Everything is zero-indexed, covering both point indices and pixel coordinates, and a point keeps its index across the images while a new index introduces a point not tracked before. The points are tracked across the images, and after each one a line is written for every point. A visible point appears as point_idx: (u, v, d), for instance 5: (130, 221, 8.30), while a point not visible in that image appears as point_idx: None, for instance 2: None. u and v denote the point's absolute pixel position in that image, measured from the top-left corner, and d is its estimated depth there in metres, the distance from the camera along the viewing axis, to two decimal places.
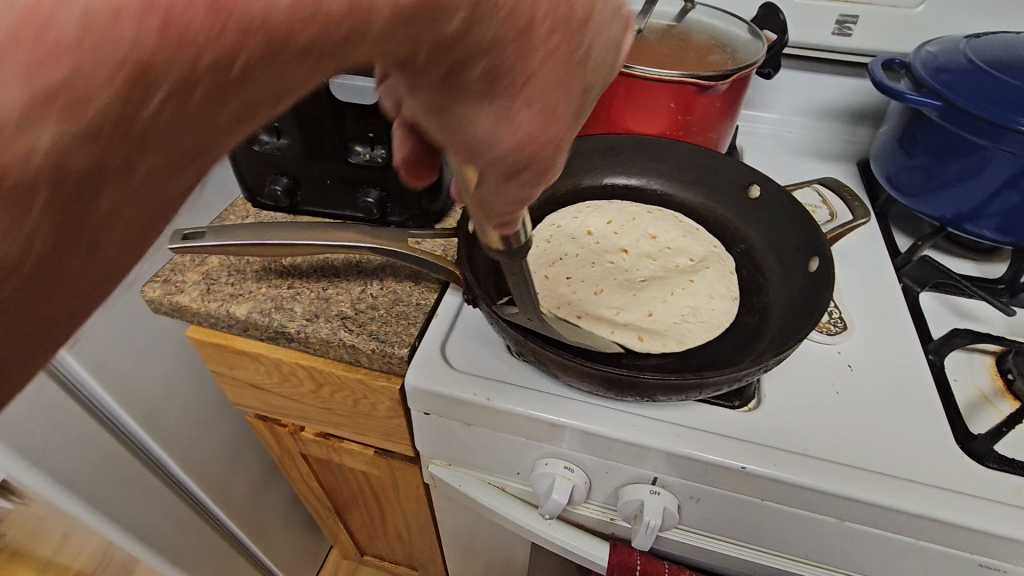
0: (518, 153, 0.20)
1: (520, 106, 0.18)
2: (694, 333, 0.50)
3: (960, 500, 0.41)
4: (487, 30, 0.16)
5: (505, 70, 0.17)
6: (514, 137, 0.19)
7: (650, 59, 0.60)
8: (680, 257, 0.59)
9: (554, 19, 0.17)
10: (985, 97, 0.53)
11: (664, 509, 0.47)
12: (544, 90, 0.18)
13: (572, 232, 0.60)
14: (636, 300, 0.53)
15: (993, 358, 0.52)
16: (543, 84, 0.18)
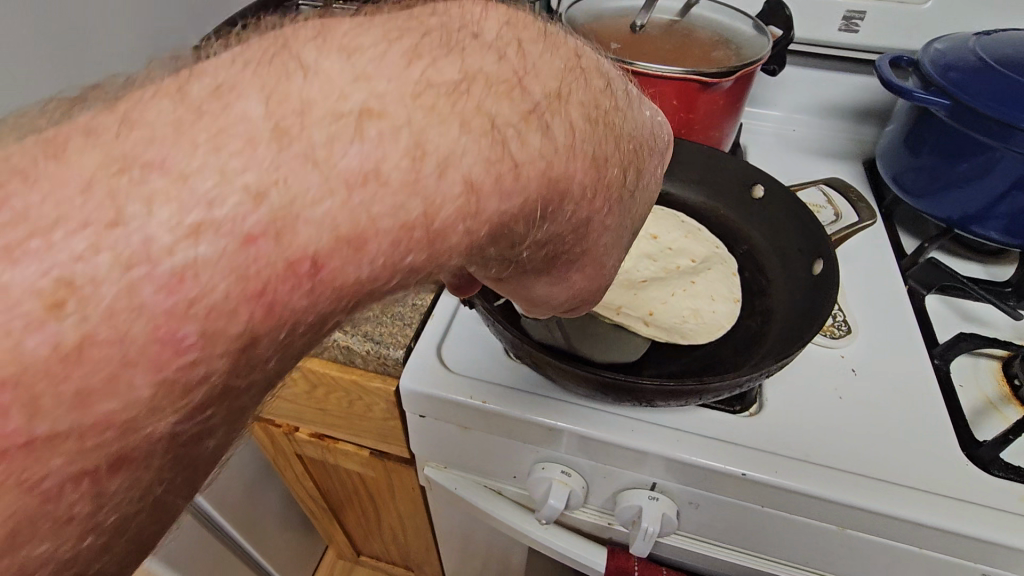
0: (585, 282, 0.29)
1: (587, 259, 0.28)
2: (696, 332, 0.50)
3: (966, 509, 0.40)
4: (560, 235, 0.25)
5: (569, 247, 0.26)
6: (584, 277, 0.29)
7: (652, 55, 0.59)
8: (681, 258, 0.59)
9: (608, 203, 0.25)
10: (993, 96, 0.52)
11: (663, 515, 0.46)
12: (603, 247, 0.28)
13: None
14: (636, 299, 0.52)
15: (1000, 362, 0.51)
16: (604, 246, 0.28)
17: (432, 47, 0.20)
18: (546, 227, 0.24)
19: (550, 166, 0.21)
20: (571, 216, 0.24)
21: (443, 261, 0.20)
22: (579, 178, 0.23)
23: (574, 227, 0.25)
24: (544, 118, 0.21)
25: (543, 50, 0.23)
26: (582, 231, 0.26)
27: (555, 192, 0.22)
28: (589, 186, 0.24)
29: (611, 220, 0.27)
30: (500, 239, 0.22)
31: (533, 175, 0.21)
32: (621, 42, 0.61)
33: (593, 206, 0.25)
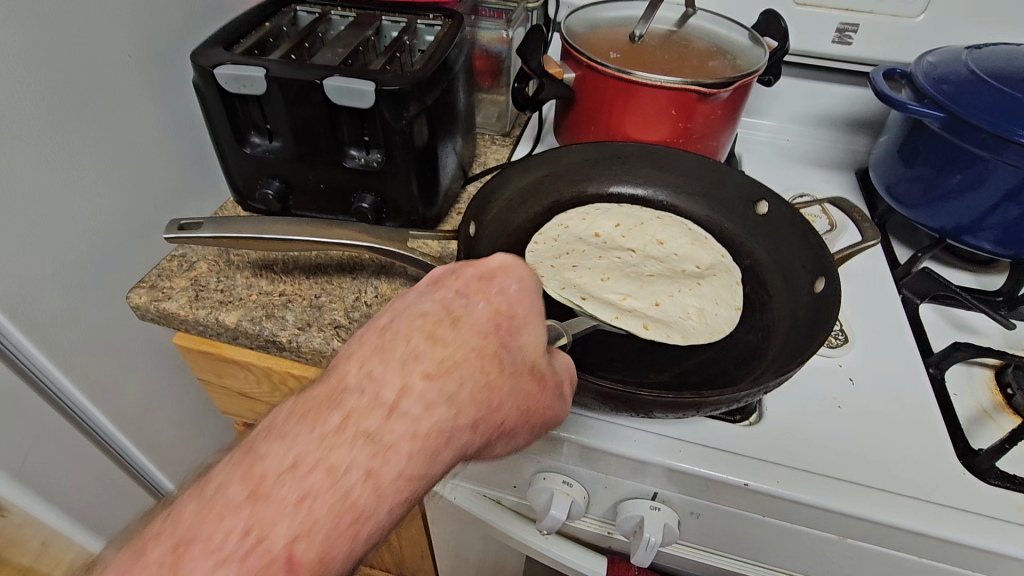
0: (559, 417, 0.36)
1: (547, 416, 0.35)
2: (698, 329, 0.51)
3: (963, 517, 0.41)
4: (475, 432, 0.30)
5: (524, 424, 0.34)
6: (550, 421, 0.36)
7: (652, 65, 0.60)
8: (686, 264, 0.59)
9: (497, 391, 0.31)
10: (987, 109, 0.53)
11: (665, 526, 0.45)
12: (546, 402, 0.34)
13: (580, 233, 0.61)
14: (642, 291, 0.55)
15: (992, 372, 0.52)
16: (539, 403, 0.34)
17: (320, 404, 0.28)
18: (490, 438, 0.32)
19: (452, 441, 0.29)
20: (495, 436, 0.32)
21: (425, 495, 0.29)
22: (480, 422, 0.30)
23: (515, 422, 0.33)
24: (435, 431, 0.28)
25: (385, 348, 0.29)
26: (526, 414, 0.33)
27: (462, 439, 0.29)
28: (497, 414, 0.31)
29: (528, 386, 0.33)
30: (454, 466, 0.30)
31: (437, 446, 0.28)
32: (619, 52, 0.61)
33: (508, 413, 0.32)
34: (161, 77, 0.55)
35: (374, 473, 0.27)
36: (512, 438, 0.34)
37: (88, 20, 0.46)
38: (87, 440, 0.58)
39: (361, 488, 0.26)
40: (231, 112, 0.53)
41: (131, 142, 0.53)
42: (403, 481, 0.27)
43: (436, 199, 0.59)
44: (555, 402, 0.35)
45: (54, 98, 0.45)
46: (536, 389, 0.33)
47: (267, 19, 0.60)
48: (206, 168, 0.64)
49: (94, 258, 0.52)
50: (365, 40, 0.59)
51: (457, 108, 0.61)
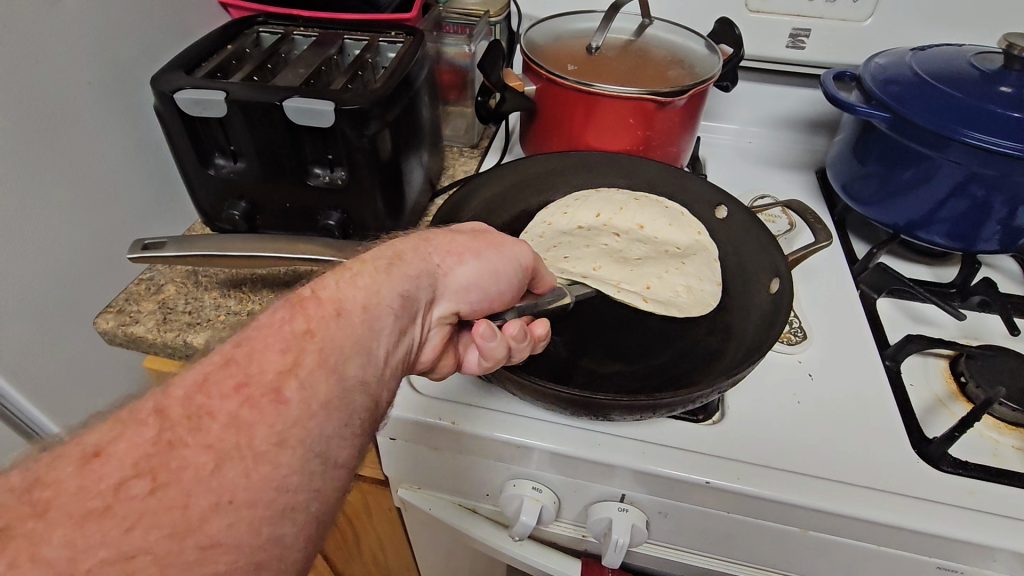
0: (494, 246, 0.40)
1: (476, 246, 0.40)
2: (688, 305, 0.54)
3: (916, 504, 0.42)
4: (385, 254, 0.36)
5: (450, 250, 0.38)
6: (487, 249, 0.40)
7: (609, 75, 0.61)
8: (668, 244, 0.61)
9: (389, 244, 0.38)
10: (930, 109, 0.55)
11: (632, 526, 0.47)
12: (457, 236, 0.40)
13: (564, 228, 0.61)
14: (633, 275, 0.57)
15: (946, 361, 0.54)
16: (454, 239, 0.39)
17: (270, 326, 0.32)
18: (419, 256, 0.37)
19: (366, 261, 0.35)
20: (422, 258, 0.37)
21: (383, 291, 0.34)
22: (390, 255, 0.36)
23: (442, 252, 0.38)
24: (355, 270, 0.34)
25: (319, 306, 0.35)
26: (442, 241, 0.39)
27: (383, 258, 0.35)
28: (403, 248, 0.37)
29: (415, 235, 0.39)
30: (404, 275, 0.35)
31: (354, 267, 0.34)
32: (578, 64, 0.63)
33: (415, 245, 0.38)
34: (122, 102, 0.56)
35: (320, 289, 0.32)
36: (456, 265, 0.38)
37: (43, 49, 0.47)
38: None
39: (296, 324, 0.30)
40: (194, 136, 0.54)
41: (93, 168, 0.53)
42: (353, 288, 0.33)
43: (403, 212, 0.60)
44: (459, 235, 0.40)
45: (11, 127, 0.45)
46: (430, 237, 0.39)
47: (229, 41, 0.60)
48: (173, 190, 0.64)
49: (61, 284, 0.52)
50: (327, 59, 0.60)
51: (422, 123, 0.62)
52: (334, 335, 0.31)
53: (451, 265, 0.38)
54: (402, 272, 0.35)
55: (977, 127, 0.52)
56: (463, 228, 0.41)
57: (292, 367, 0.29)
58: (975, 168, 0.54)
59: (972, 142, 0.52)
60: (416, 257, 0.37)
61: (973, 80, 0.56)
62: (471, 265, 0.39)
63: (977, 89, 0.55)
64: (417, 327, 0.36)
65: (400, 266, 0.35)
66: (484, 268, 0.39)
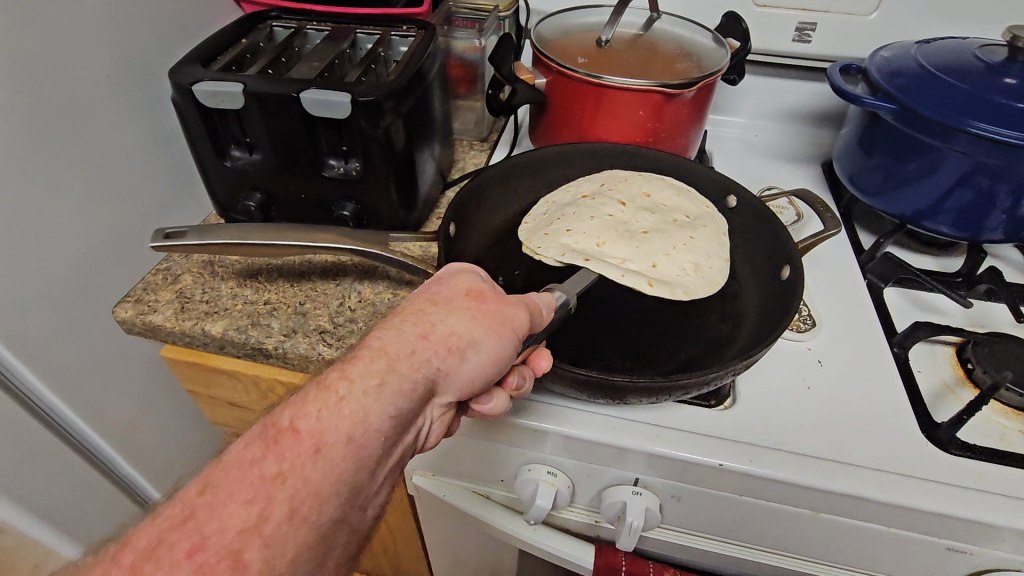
0: (497, 329, 0.35)
1: (478, 330, 0.34)
2: (696, 285, 0.55)
3: (926, 486, 0.43)
4: (368, 359, 0.31)
5: (447, 335, 0.33)
6: (488, 335, 0.34)
7: (618, 68, 0.62)
8: (676, 214, 0.61)
9: (376, 337, 0.32)
10: (936, 100, 0.55)
11: (647, 509, 0.47)
12: (454, 315, 0.34)
13: (566, 204, 0.62)
14: (641, 252, 0.57)
15: (953, 348, 0.55)
16: (453, 324, 0.34)
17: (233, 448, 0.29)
18: (412, 352, 0.32)
19: (353, 378, 0.30)
20: (416, 358, 0.32)
21: (372, 420, 0.30)
22: (377, 363, 0.31)
23: (438, 344, 0.33)
24: (334, 383, 0.30)
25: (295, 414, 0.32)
26: (438, 325, 0.34)
27: (373, 369, 0.31)
28: (393, 351, 0.32)
29: (407, 320, 0.33)
30: (394, 389, 0.31)
31: (337, 386, 0.30)
32: (587, 57, 0.63)
33: (408, 338, 0.32)
34: (140, 96, 0.56)
35: (300, 418, 0.29)
36: (457, 361, 0.33)
37: (63, 43, 0.47)
38: (77, 455, 0.59)
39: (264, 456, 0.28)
40: (211, 128, 0.55)
41: (112, 161, 0.54)
42: (337, 416, 0.29)
43: (416, 204, 0.61)
44: (459, 319, 0.34)
45: (32, 120, 0.46)
46: (425, 321, 0.33)
47: (244, 35, 0.61)
48: (189, 183, 0.65)
49: (79, 276, 0.53)
50: (340, 53, 0.60)
51: (434, 117, 0.63)
52: (315, 482, 0.28)
53: (448, 359, 0.33)
54: (393, 387, 0.31)
55: (983, 117, 0.52)
56: (461, 301, 0.35)
57: (256, 518, 0.26)
58: (981, 158, 0.55)
59: (978, 132, 0.52)
60: (409, 359, 0.32)
61: (977, 72, 0.57)
62: (472, 360, 0.34)
63: (982, 81, 0.56)
64: (414, 428, 0.33)
65: (391, 372, 0.31)
66: (485, 361, 0.34)
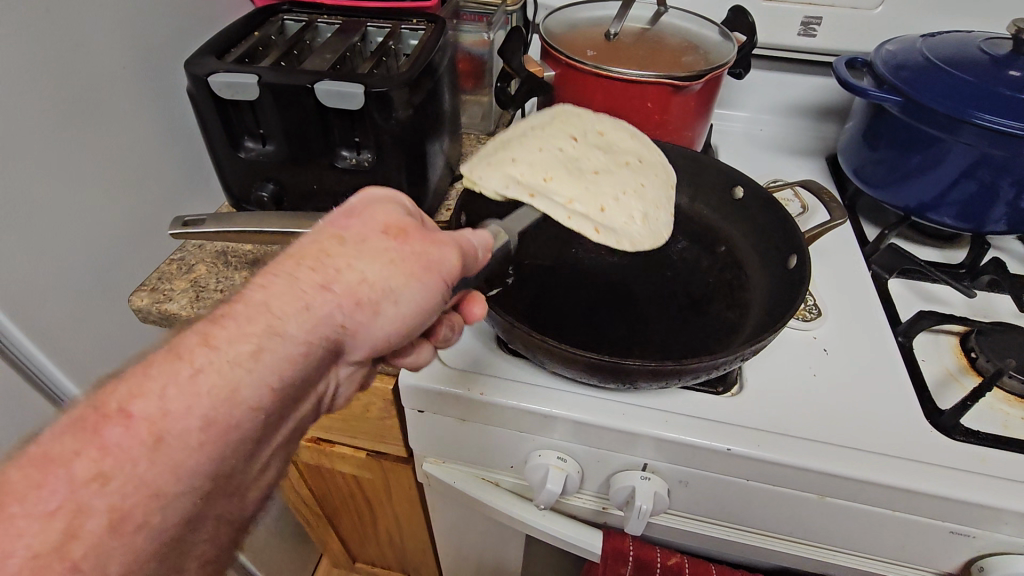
0: (416, 276, 0.33)
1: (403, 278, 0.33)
2: (640, 235, 0.52)
3: (929, 470, 0.44)
4: (252, 329, 0.29)
5: (361, 283, 0.32)
6: (410, 285, 0.33)
7: (627, 61, 0.63)
8: (628, 155, 0.57)
9: (263, 298, 0.30)
10: (941, 93, 0.56)
11: (655, 494, 0.48)
12: (368, 260, 0.32)
13: (511, 139, 0.57)
14: (590, 190, 0.52)
15: (957, 338, 0.55)
16: (367, 277, 0.32)
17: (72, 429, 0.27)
18: (319, 304, 0.31)
19: (216, 345, 0.29)
20: (317, 306, 0.31)
21: (269, 366, 0.30)
22: (264, 329, 0.30)
23: (347, 293, 0.31)
24: (202, 356, 0.28)
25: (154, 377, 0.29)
26: (357, 271, 0.32)
27: (269, 316, 0.30)
28: (296, 307, 0.30)
29: (316, 261, 0.31)
30: (295, 344, 0.30)
31: (226, 334, 0.29)
32: (596, 50, 0.64)
33: (313, 285, 0.31)
34: (154, 89, 0.57)
35: (131, 401, 0.27)
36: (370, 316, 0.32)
37: (82, 34, 0.48)
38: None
39: (102, 450, 0.26)
40: (225, 119, 0.55)
41: (127, 152, 0.55)
42: (188, 396, 0.27)
43: (426, 196, 0.62)
44: (375, 266, 0.32)
45: (51, 111, 0.47)
46: (328, 270, 0.31)
47: (256, 28, 0.62)
48: (200, 175, 0.66)
49: (96, 265, 0.54)
50: (352, 46, 0.61)
51: (444, 110, 0.63)
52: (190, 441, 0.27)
53: (360, 308, 0.32)
54: (293, 341, 0.30)
55: (988, 109, 0.53)
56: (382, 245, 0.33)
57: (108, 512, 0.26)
58: (985, 150, 0.55)
59: (982, 124, 0.53)
60: (310, 305, 0.30)
61: (982, 65, 0.57)
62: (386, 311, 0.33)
63: (987, 73, 0.56)
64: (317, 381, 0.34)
65: (290, 320, 0.30)
66: (404, 313, 0.33)
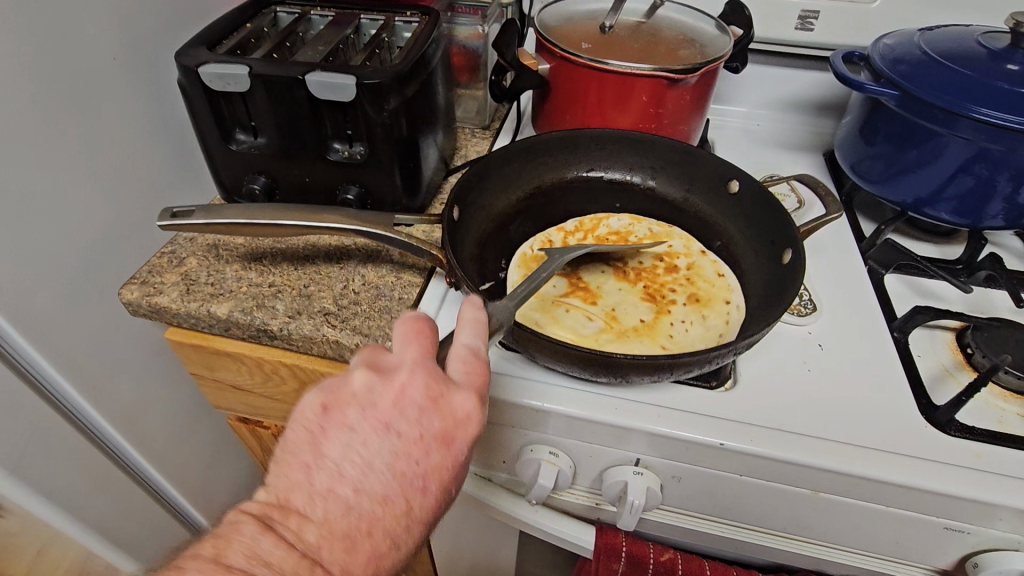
0: (438, 454, 0.33)
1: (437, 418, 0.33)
2: None
3: (924, 465, 0.43)
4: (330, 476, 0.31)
5: (382, 433, 0.32)
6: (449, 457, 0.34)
7: (622, 53, 0.62)
8: None
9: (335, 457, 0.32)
10: (939, 86, 0.56)
11: (647, 489, 0.48)
12: (386, 432, 0.32)
13: None
14: None
15: (953, 334, 0.55)
16: (385, 412, 0.32)
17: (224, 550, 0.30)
18: (354, 462, 0.32)
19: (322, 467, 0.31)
20: (350, 530, 0.31)
21: (328, 507, 0.31)
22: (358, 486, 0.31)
23: (376, 504, 0.32)
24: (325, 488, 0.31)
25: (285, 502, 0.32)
26: (376, 419, 0.32)
27: (312, 524, 0.31)
28: (331, 498, 0.31)
29: (331, 447, 0.32)
30: (339, 501, 0.31)
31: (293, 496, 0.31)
32: (591, 43, 0.64)
33: (348, 434, 0.32)
34: (145, 82, 0.57)
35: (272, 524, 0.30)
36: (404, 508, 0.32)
37: (71, 23, 0.48)
38: (85, 438, 0.59)
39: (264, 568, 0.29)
40: (216, 111, 0.55)
41: (118, 145, 0.55)
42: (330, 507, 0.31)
43: (419, 190, 0.61)
44: (408, 386, 0.33)
45: (39, 100, 0.46)
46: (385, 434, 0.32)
47: (247, 20, 0.61)
48: (192, 168, 0.65)
49: (85, 257, 0.53)
50: (345, 38, 0.60)
51: (438, 103, 0.63)
52: (301, 565, 0.29)
53: (384, 437, 0.32)
54: (355, 498, 0.31)
55: (985, 103, 0.53)
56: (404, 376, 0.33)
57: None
58: (982, 144, 0.55)
59: (980, 117, 0.53)
60: (348, 491, 0.31)
61: (980, 58, 0.57)
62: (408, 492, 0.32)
63: (985, 67, 0.56)
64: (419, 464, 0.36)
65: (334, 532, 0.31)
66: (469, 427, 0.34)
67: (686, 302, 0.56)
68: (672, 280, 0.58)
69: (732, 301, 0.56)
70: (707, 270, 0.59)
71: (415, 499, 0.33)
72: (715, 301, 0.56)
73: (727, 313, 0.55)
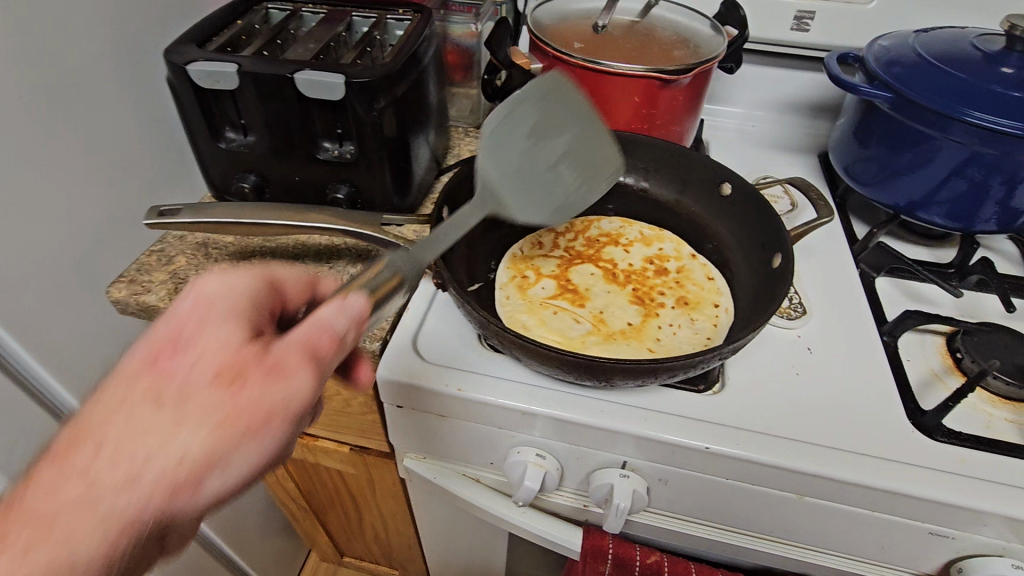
0: (250, 392, 0.29)
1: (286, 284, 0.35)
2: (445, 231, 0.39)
3: (910, 471, 0.43)
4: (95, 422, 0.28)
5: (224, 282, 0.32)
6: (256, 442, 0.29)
7: (616, 53, 0.62)
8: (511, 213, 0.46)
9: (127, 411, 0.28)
10: (932, 89, 0.55)
11: (633, 492, 0.48)
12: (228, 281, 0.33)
13: None
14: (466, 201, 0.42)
15: (943, 338, 0.55)
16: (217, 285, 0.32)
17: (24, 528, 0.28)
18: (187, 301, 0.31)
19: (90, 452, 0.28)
20: (184, 392, 0.28)
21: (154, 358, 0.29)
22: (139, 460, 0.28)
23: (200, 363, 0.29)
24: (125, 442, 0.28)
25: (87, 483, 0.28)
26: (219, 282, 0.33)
27: (98, 455, 0.28)
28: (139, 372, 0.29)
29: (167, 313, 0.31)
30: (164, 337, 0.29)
31: (73, 456, 0.28)
32: (584, 42, 0.63)
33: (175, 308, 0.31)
34: (134, 78, 0.57)
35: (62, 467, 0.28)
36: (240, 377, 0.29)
37: (58, 20, 0.47)
38: None
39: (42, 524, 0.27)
40: (205, 109, 0.55)
41: (108, 142, 0.54)
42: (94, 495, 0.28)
43: (410, 190, 0.61)
44: (188, 300, 0.31)
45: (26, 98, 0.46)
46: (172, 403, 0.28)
47: (239, 17, 0.61)
48: (181, 166, 0.65)
49: (73, 255, 0.53)
50: (336, 35, 0.60)
51: (429, 103, 0.63)
52: (92, 527, 0.28)
53: (218, 287, 0.32)
54: (160, 364, 0.29)
55: (978, 106, 0.53)
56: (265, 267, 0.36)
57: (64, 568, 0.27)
58: (975, 147, 0.55)
59: (973, 121, 0.52)
60: (156, 441, 0.28)
61: (975, 61, 0.57)
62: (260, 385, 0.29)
63: (979, 70, 0.55)
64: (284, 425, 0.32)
65: (172, 400, 0.28)
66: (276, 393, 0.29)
67: (675, 305, 0.56)
68: (661, 283, 0.58)
69: (721, 304, 0.56)
70: (696, 273, 0.59)
71: (227, 432, 0.28)
72: (704, 304, 0.56)
73: (716, 317, 0.55)
